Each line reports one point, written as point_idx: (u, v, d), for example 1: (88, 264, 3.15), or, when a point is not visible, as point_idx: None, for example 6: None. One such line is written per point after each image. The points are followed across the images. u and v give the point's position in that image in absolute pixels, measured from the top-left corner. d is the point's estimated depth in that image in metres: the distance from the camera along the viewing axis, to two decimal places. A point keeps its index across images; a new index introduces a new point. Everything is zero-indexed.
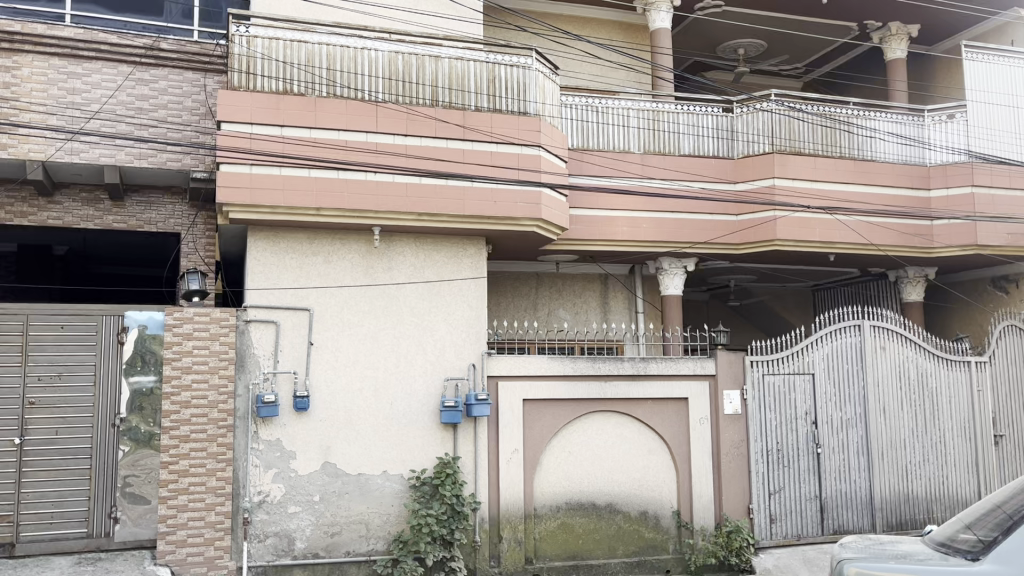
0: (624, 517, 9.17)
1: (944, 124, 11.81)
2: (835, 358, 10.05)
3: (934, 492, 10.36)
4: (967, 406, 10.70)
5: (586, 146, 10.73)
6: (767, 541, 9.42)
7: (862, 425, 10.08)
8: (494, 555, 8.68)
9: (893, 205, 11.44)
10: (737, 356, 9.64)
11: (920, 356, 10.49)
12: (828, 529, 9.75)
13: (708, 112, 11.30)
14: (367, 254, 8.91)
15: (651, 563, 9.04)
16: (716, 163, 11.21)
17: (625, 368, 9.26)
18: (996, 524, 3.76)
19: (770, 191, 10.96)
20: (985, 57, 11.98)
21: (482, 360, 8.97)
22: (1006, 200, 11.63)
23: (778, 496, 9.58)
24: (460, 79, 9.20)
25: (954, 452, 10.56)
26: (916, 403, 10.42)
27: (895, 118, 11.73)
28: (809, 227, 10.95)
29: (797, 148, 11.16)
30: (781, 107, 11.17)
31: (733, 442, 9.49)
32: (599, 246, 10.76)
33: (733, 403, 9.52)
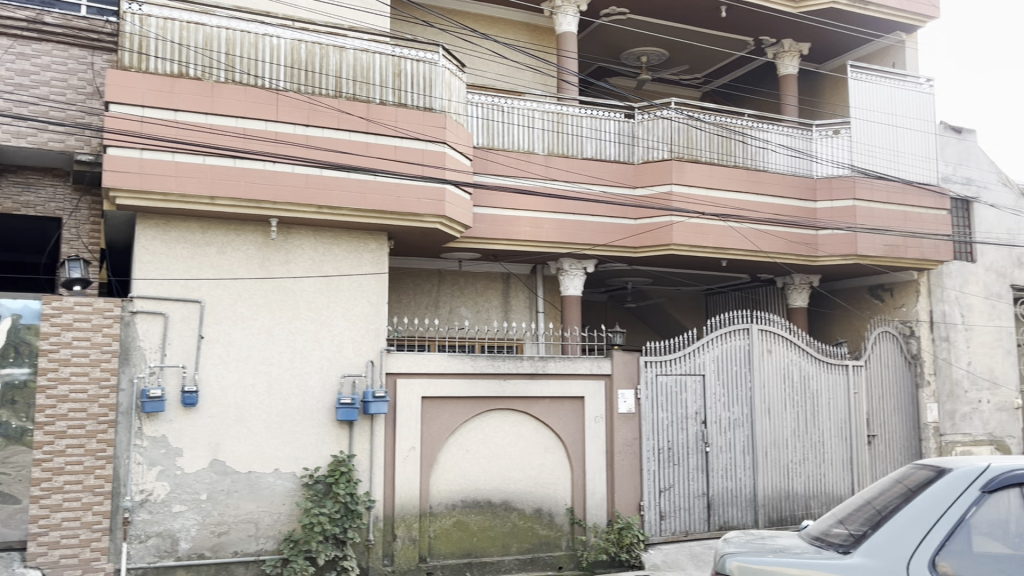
0: (519, 514, 9.22)
1: (830, 139, 12.44)
2: (724, 360, 10.43)
3: (812, 489, 10.92)
4: (843, 407, 11.31)
5: (490, 145, 10.76)
6: (656, 537, 9.71)
7: (748, 424, 10.50)
8: (387, 554, 8.58)
9: (781, 214, 11.95)
10: (633, 357, 9.86)
11: (803, 359, 11.00)
12: (714, 525, 10.15)
13: (611, 117, 11.51)
14: (263, 246, 8.67)
15: (543, 560, 9.13)
16: (617, 167, 11.42)
17: (524, 366, 9.33)
18: (866, 520, 3.89)
19: (667, 198, 11.25)
20: (870, 78, 12.64)
21: (381, 356, 8.86)
22: (884, 213, 12.32)
23: (667, 493, 9.88)
24: (364, 71, 9.08)
25: (831, 450, 11.15)
26: (798, 404, 10.92)
27: (786, 131, 12.25)
28: (703, 233, 11.32)
29: (694, 156, 11.49)
30: (680, 115, 11.48)
31: (626, 440, 9.70)
32: (501, 245, 10.81)
33: (627, 402, 9.74)
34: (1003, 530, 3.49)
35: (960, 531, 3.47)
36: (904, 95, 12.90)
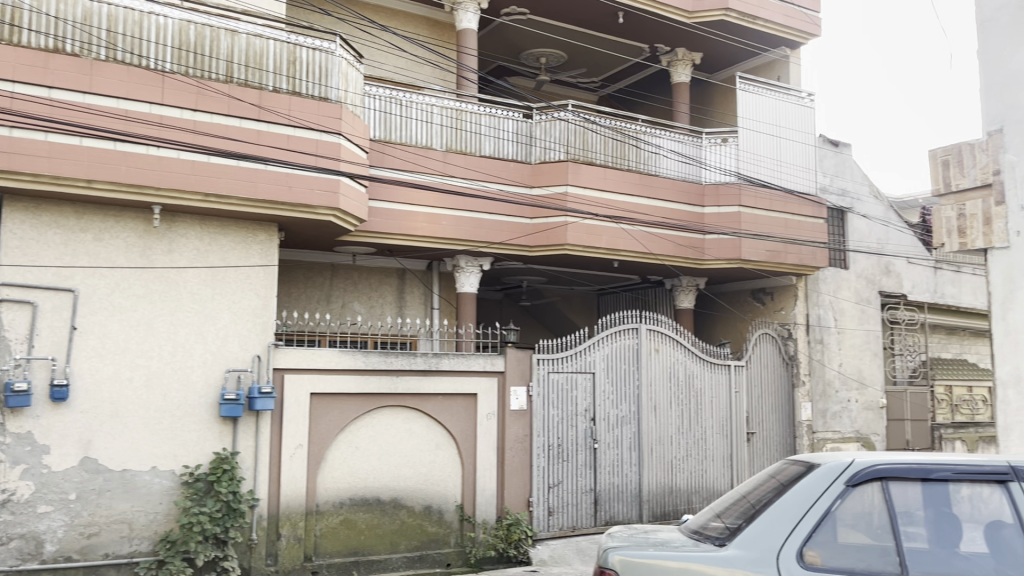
0: (408, 512, 9.11)
1: (718, 147, 12.92)
2: (613, 358, 10.67)
3: (694, 485, 11.34)
4: (725, 406, 11.78)
5: (388, 138, 10.61)
6: (544, 533, 9.84)
7: (635, 422, 10.79)
8: (271, 554, 8.38)
9: (671, 218, 12.30)
10: (526, 354, 9.94)
11: (688, 358, 11.39)
12: (600, 520, 10.39)
13: (509, 116, 11.57)
14: (145, 233, 8.29)
15: (431, 558, 9.06)
16: (514, 166, 11.49)
17: (417, 363, 9.24)
18: (741, 513, 4.02)
19: (563, 198, 11.42)
20: (757, 89, 13.18)
21: (268, 351, 8.61)
22: (767, 220, 12.86)
23: (556, 490, 10.04)
24: (257, 56, 8.81)
25: (713, 447, 11.60)
26: (683, 402, 11.30)
27: (677, 137, 12.64)
28: (596, 234, 11.54)
29: (589, 158, 11.70)
30: (577, 118, 11.68)
31: (517, 437, 9.77)
32: (396, 240, 10.71)
33: (519, 399, 9.81)
34: (867, 523, 3.67)
35: (826, 524, 3.65)
36: (787, 108, 13.52)
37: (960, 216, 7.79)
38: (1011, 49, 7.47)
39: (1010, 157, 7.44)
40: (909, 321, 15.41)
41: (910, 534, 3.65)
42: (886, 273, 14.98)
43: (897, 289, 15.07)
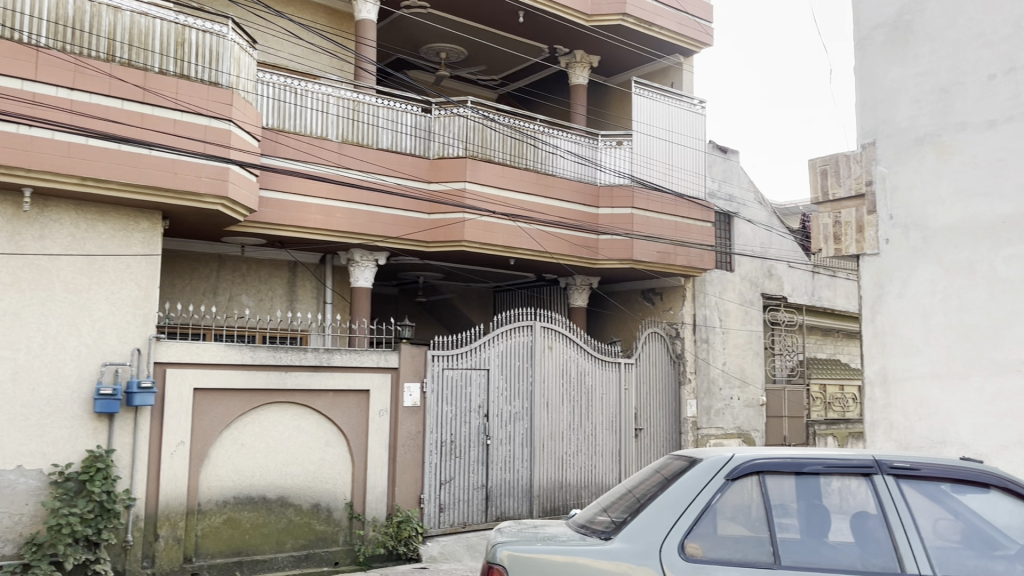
0: (295, 510, 8.89)
1: (614, 150, 13.19)
2: (507, 355, 10.74)
3: (583, 480, 11.58)
4: (614, 403, 12.09)
5: (281, 127, 10.32)
6: (435, 530, 9.82)
7: (528, 418, 10.91)
8: (148, 555, 8.02)
9: (566, 218, 12.49)
10: (420, 351, 9.87)
11: (580, 356, 11.61)
12: (491, 516, 10.45)
13: (407, 110, 11.43)
14: (14, 217, 7.78)
15: (318, 556, 8.88)
16: (412, 160, 11.37)
17: (307, 358, 9.00)
18: (627, 507, 4.06)
19: (460, 194, 11.40)
20: (651, 94, 13.53)
21: (148, 345, 8.22)
22: (659, 222, 13.21)
23: (447, 486, 10.03)
24: (142, 36, 8.41)
25: (602, 442, 11.88)
26: (574, 398, 11.51)
27: (574, 138, 12.84)
28: (493, 231, 11.59)
29: (487, 156, 11.73)
30: (476, 115, 11.67)
31: (409, 434, 9.68)
32: (288, 232, 10.45)
33: (413, 395, 9.73)
34: (744, 515, 3.79)
35: (706, 517, 3.76)
36: (679, 114, 13.94)
37: (835, 222, 8.16)
38: (885, 66, 7.93)
39: (882, 169, 7.91)
40: (789, 322, 16.21)
41: (784, 525, 3.77)
42: (768, 276, 15.66)
43: (777, 292, 15.80)
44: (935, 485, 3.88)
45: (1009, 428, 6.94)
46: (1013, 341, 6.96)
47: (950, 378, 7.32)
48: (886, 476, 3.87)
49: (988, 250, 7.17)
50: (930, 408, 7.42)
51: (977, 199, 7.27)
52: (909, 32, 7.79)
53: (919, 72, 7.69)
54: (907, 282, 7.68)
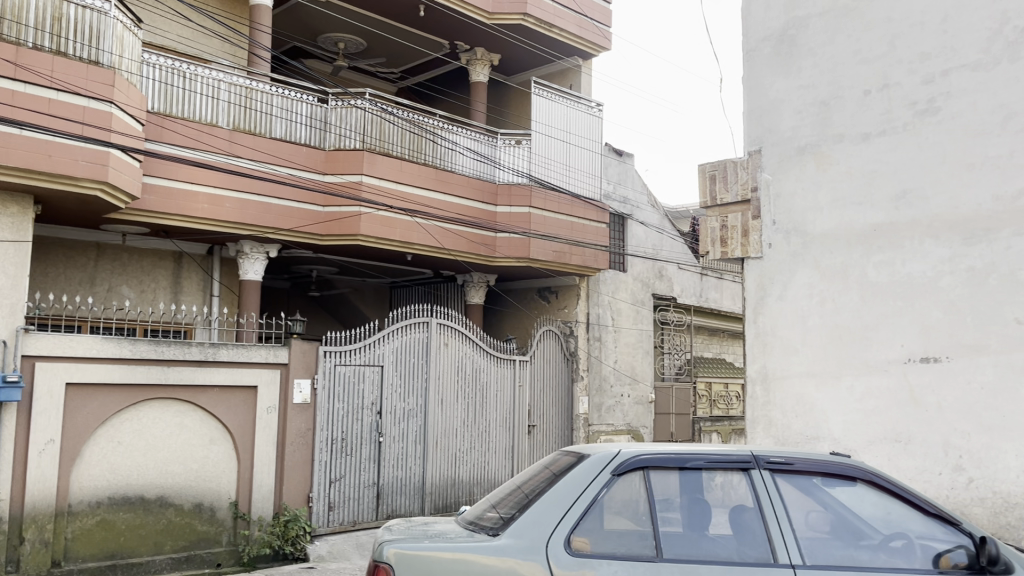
0: (175, 510, 8.55)
1: (512, 149, 13.28)
2: (402, 352, 10.65)
3: (476, 476, 11.63)
4: (509, 400, 12.19)
5: (167, 112, 9.90)
6: (323, 528, 9.63)
7: (422, 415, 10.86)
8: (12, 559, 7.48)
9: (465, 214, 12.47)
10: (311, 346, 9.65)
11: (475, 353, 11.64)
12: (382, 513, 10.33)
13: (303, 100, 11.16)
14: None
15: (199, 559, 8.55)
16: (307, 151, 11.11)
17: (191, 353, 8.65)
18: (516, 503, 4.03)
19: (357, 187, 11.21)
20: (550, 95, 13.69)
21: (16, 337, 7.66)
22: (555, 222, 13.36)
23: (337, 484, 9.86)
24: (15, 8, 7.88)
25: (496, 439, 11.96)
26: (468, 395, 11.54)
27: (473, 135, 12.84)
28: (390, 226, 11.45)
29: (384, 149, 11.58)
30: (374, 107, 11.51)
31: (299, 431, 9.46)
32: (174, 221, 10.05)
33: (303, 391, 9.51)
34: (630, 509, 3.85)
35: (593, 511, 3.80)
36: (577, 116, 14.16)
37: (722, 226, 8.45)
38: (772, 78, 8.29)
39: (766, 176, 8.25)
40: (678, 322, 16.74)
41: (667, 519, 3.85)
42: (659, 277, 16.11)
43: (667, 292, 16.27)
44: (807, 479, 4.00)
45: (875, 424, 7.35)
46: (882, 342, 7.37)
47: (825, 378, 7.70)
48: (762, 470, 3.98)
49: (860, 256, 7.57)
50: (806, 405, 7.79)
51: (852, 207, 7.66)
52: (793, 46, 8.16)
53: (802, 85, 8.06)
54: (787, 285, 8.04)
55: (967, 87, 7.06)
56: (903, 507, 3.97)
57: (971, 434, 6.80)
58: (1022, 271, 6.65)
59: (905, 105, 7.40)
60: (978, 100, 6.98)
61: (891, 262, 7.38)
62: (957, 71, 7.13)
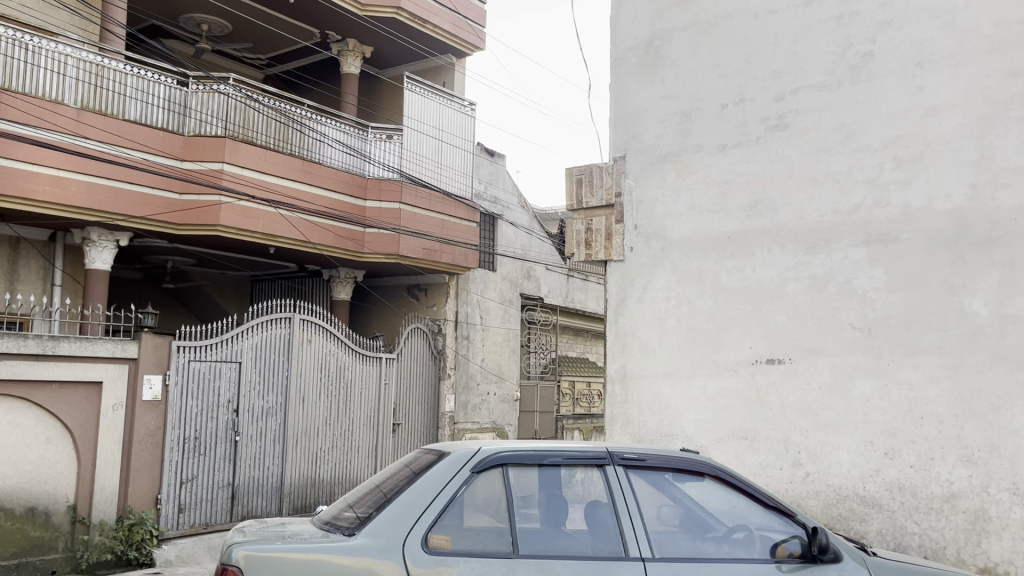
0: (6, 515, 7.85)
1: (384, 143, 13.07)
2: (262, 348, 10.30)
3: (338, 476, 11.43)
4: (374, 398, 12.06)
5: (6, 86, 9.16)
6: (172, 532, 9.16)
7: (282, 413, 10.57)
8: None
9: (332, 208, 12.22)
10: (164, 341, 9.18)
11: (340, 350, 11.44)
12: (236, 515, 9.96)
13: (161, 81, 10.59)
14: None
15: (31, 567, 7.93)
16: (164, 136, 10.55)
17: (29, 346, 8.01)
18: (374, 502, 3.87)
19: (217, 176, 10.78)
20: (422, 90, 13.63)
21: None
22: (426, 219, 13.29)
23: (188, 485, 9.43)
24: None
25: (359, 438, 11.81)
26: (332, 393, 11.33)
27: (343, 128, 12.60)
28: (252, 217, 11.07)
29: (248, 137, 11.19)
30: (238, 93, 11.07)
31: (147, 430, 8.97)
32: (10, 203, 9.32)
33: (154, 388, 9.02)
34: (488, 506, 3.82)
35: (451, 509, 3.74)
36: (449, 113, 14.16)
37: (587, 229, 8.66)
38: (637, 87, 8.57)
39: (630, 182, 8.51)
40: (543, 321, 17.06)
41: (524, 516, 3.85)
42: (528, 277, 16.36)
43: (535, 292, 16.56)
44: (659, 474, 4.09)
45: (724, 422, 7.71)
46: (732, 344, 7.75)
47: (678, 378, 8.03)
48: (616, 467, 4.04)
49: (715, 262, 7.93)
50: (662, 403, 8.08)
51: (708, 215, 8.01)
52: (657, 57, 8.47)
53: (665, 95, 8.38)
54: (647, 287, 8.32)
55: (814, 106, 7.53)
56: (746, 500, 4.11)
57: (809, 432, 7.25)
58: (857, 280, 7.15)
59: (758, 120, 7.82)
60: (823, 118, 7.46)
61: (742, 269, 7.77)
62: (804, 91, 7.59)
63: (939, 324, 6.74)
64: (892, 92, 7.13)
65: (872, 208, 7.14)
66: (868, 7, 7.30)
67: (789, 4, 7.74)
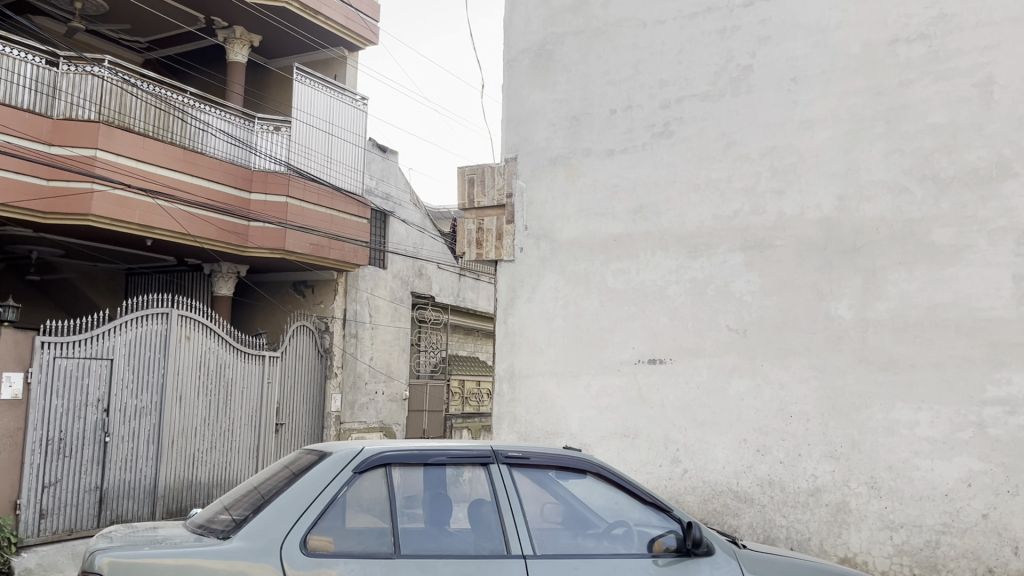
0: None
1: (271, 135, 12.76)
2: (136, 344, 9.83)
3: (216, 477, 11.04)
4: (255, 398, 11.71)
5: None
6: (33, 539, 8.57)
7: (156, 413, 10.11)
8: None
9: (215, 200, 11.79)
10: (26, 337, 8.60)
11: (220, 348, 11.06)
12: (104, 520, 9.44)
13: (28, 60, 9.87)
14: None
15: None
16: (31, 118, 9.85)
17: None
18: (250, 503, 3.74)
19: (90, 162, 10.22)
20: (312, 83, 13.37)
21: None
22: (314, 214, 13.01)
23: (52, 489, 8.86)
24: None
25: (239, 438, 11.44)
26: (211, 392, 10.94)
27: (227, 117, 12.19)
28: (127, 207, 10.56)
29: (124, 123, 10.66)
30: (114, 77, 10.53)
31: (6, 431, 8.37)
32: None
33: (14, 386, 8.39)
34: (371, 506, 3.75)
35: (333, 510, 3.64)
36: (340, 107, 13.94)
37: (478, 229, 8.67)
38: (530, 88, 8.66)
39: (520, 183, 8.59)
40: (434, 320, 17.04)
41: (408, 516, 3.80)
42: (418, 276, 16.31)
43: (426, 291, 16.53)
44: (542, 472, 4.13)
45: (608, 420, 7.87)
46: (616, 344, 7.94)
47: (564, 377, 8.15)
48: (501, 465, 4.05)
49: (601, 264, 8.10)
50: (547, 402, 8.19)
51: (596, 218, 8.18)
52: (549, 60, 8.58)
53: (557, 98, 8.50)
54: (536, 288, 8.40)
55: (697, 115, 7.80)
56: (626, 497, 4.18)
57: (687, 429, 7.49)
58: (734, 284, 7.44)
59: (645, 126, 8.03)
60: (705, 127, 7.73)
61: (627, 271, 7.96)
62: (688, 100, 7.85)
63: (807, 326, 7.10)
64: (769, 105, 7.47)
65: (748, 215, 7.46)
66: (749, 22, 7.62)
67: (676, 15, 7.98)
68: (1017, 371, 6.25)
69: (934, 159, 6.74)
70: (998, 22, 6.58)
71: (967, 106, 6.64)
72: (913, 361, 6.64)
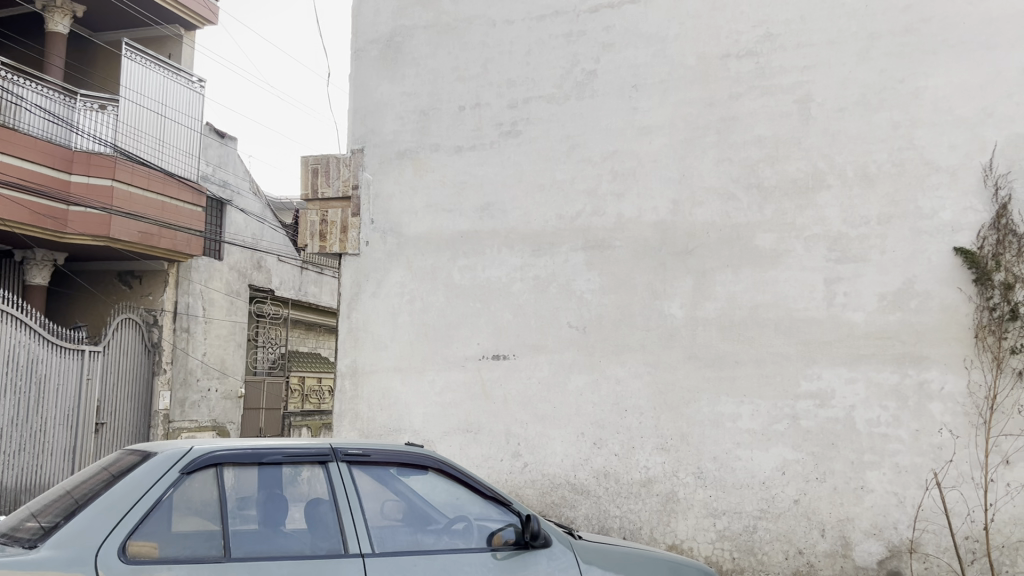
0: None
1: (94, 113, 11.86)
2: None
3: (25, 482, 10.05)
4: (72, 395, 10.84)
5: None
6: None
7: None
8: None
9: (30, 181, 10.82)
10: None
11: (32, 341, 10.14)
12: None
13: None
14: None
15: None
16: None
17: None
18: (63, 508, 3.43)
19: None
20: (142, 60, 12.57)
21: None
22: (143, 199, 12.21)
23: None
24: None
25: (53, 439, 10.54)
26: (21, 389, 9.99)
27: (43, 92, 11.25)
28: None
29: None
30: None
31: None
32: None
33: None
34: (200, 508, 3.55)
35: (157, 513, 3.41)
36: (173, 88, 13.17)
37: (322, 221, 8.49)
38: (377, 78, 8.53)
39: (366, 175, 8.45)
40: (273, 315, 16.49)
41: (241, 517, 3.62)
42: (257, 269, 15.72)
43: (264, 284, 15.97)
44: (383, 469, 4.06)
45: (451, 416, 7.87)
46: (460, 340, 7.95)
47: (408, 372, 8.08)
48: (340, 463, 3.94)
49: (447, 259, 8.09)
50: (390, 399, 8.09)
51: (442, 213, 8.16)
52: (398, 53, 8.48)
53: (405, 91, 8.41)
54: (381, 282, 8.28)
55: (542, 116, 7.95)
56: (467, 492, 4.18)
57: (528, 424, 7.63)
58: (575, 282, 7.65)
59: (492, 124, 8.09)
60: (550, 128, 7.90)
61: (473, 267, 8.00)
62: (535, 101, 7.99)
63: (641, 324, 7.40)
64: (611, 109, 7.72)
65: (590, 215, 7.68)
66: (594, 28, 7.85)
67: (525, 16, 8.10)
68: (826, 367, 6.80)
69: (759, 169, 7.20)
70: (816, 44, 7.12)
71: (788, 121, 7.15)
72: (736, 358, 7.07)
